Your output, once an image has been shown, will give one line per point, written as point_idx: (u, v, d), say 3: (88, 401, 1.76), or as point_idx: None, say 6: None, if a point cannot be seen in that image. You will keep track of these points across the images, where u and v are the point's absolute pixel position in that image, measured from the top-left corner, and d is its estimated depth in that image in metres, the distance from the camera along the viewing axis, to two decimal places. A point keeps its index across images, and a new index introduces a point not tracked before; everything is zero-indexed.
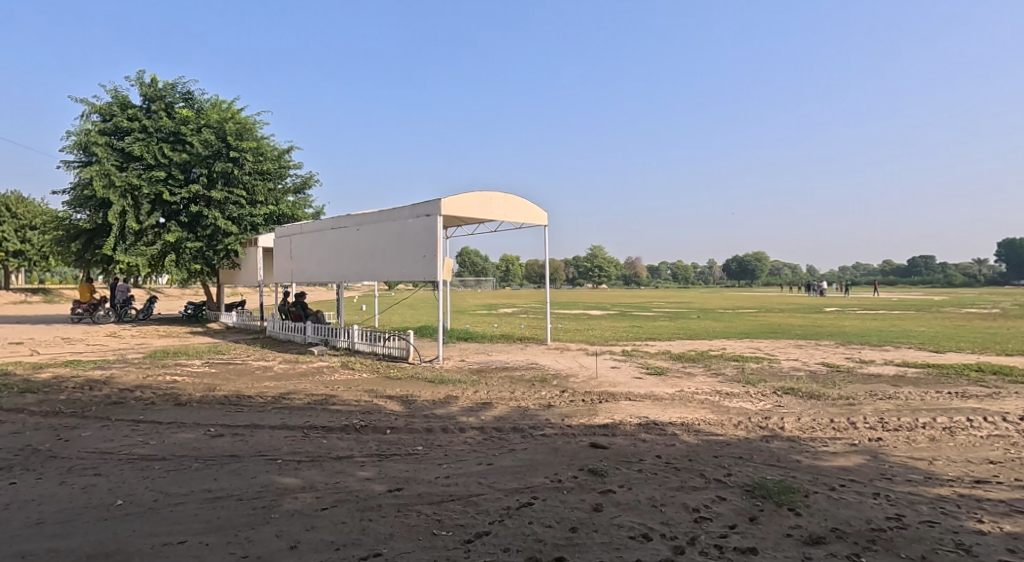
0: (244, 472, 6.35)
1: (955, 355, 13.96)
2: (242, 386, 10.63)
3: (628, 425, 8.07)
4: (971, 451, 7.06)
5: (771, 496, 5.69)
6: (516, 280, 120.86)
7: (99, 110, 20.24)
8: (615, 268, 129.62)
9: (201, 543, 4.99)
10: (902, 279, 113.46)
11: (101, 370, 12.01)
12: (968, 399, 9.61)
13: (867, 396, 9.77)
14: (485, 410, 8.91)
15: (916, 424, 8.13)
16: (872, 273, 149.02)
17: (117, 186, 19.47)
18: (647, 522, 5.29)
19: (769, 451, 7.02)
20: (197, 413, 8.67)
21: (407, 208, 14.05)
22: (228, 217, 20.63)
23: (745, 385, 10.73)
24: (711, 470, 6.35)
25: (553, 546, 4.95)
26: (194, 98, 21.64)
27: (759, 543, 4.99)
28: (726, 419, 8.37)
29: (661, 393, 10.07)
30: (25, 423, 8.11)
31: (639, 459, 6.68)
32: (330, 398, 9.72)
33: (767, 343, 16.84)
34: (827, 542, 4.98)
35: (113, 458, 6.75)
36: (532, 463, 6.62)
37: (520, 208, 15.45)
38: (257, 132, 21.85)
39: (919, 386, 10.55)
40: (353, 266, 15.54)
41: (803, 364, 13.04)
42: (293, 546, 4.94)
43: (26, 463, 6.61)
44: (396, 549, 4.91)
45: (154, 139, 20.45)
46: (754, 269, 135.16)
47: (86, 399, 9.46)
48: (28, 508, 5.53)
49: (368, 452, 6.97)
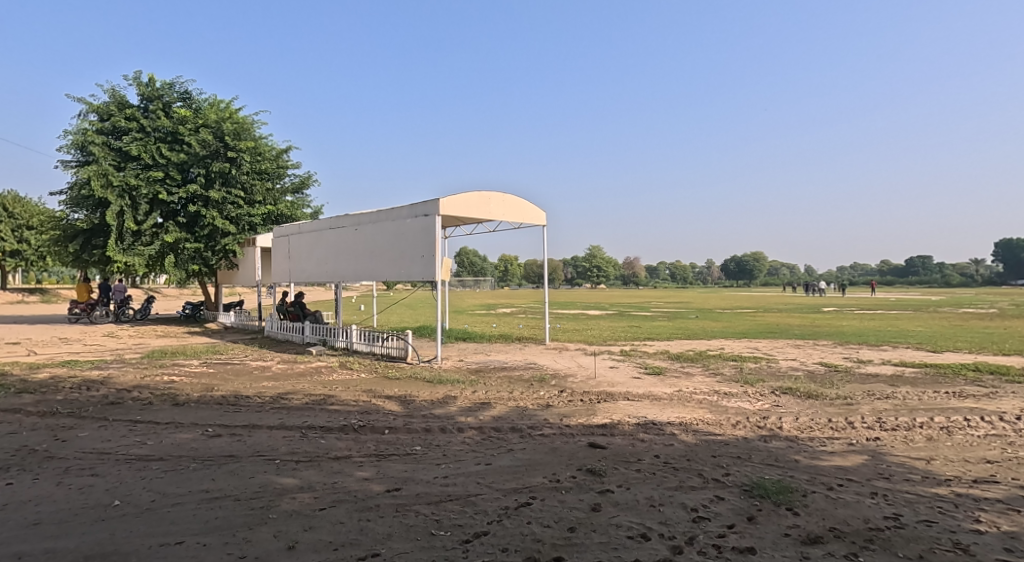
0: (241, 472, 6.35)
1: (953, 355, 13.97)
2: (240, 386, 10.63)
3: (627, 425, 8.07)
4: (969, 452, 7.07)
5: (769, 496, 5.70)
6: (514, 280, 121.37)
7: (97, 109, 20.20)
8: (614, 268, 129.76)
9: (200, 544, 4.99)
10: (901, 279, 113.59)
11: (99, 370, 12.02)
12: (966, 399, 9.61)
13: (865, 396, 9.78)
14: (484, 410, 8.90)
15: (915, 423, 8.14)
16: (870, 273, 149.15)
17: (116, 186, 19.45)
18: (646, 522, 5.30)
19: (767, 451, 7.03)
20: (196, 413, 8.68)
21: (407, 208, 14.02)
22: (227, 217, 20.60)
23: (743, 385, 10.74)
24: (710, 470, 6.35)
25: (551, 546, 4.95)
26: (192, 98, 21.60)
27: (757, 543, 4.99)
28: (725, 419, 8.38)
29: (659, 393, 10.09)
30: (22, 423, 8.11)
31: (637, 459, 6.68)
32: (328, 398, 9.71)
33: (766, 343, 16.84)
34: (825, 542, 4.98)
35: (110, 458, 6.75)
36: (531, 463, 6.62)
37: (519, 207, 15.43)
38: (256, 132, 21.84)
39: (917, 386, 10.56)
40: (352, 266, 15.50)
41: (802, 364, 13.04)
42: (291, 546, 4.94)
43: (24, 463, 6.61)
44: (395, 549, 4.91)
45: (152, 139, 20.42)
46: (753, 269, 135.02)
47: (85, 399, 9.46)
48: (26, 508, 5.54)
49: (366, 452, 6.97)
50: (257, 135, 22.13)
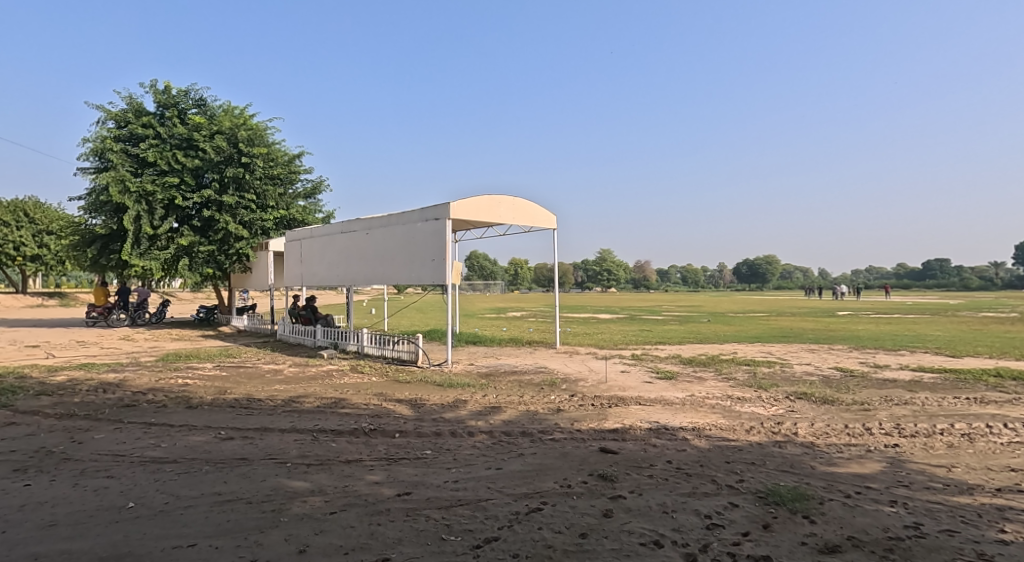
0: (253, 476, 6.32)
1: (970, 360, 13.76)
2: (252, 389, 10.63)
3: (639, 430, 7.98)
4: (991, 459, 6.92)
5: (784, 503, 5.59)
6: (525, 284, 121.61)
7: (115, 116, 20.38)
8: (625, 271, 130.19)
9: (211, 546, 4.95)
10: (915, 281, 114.71)
11: (117, 372, 12.18)
12: (987, 405, 9.44)
13: (883, 402, 9.63)
14: (495, 414, 8.84)
15: (934, 429, 7.98)
16: (886, 276, 149.12)
17: (133, 191, 19.58)
18: (658, 528, 5.21)
19: (783, 457, 6.92)
20: (210, 416, 8.68)
21: (417, 212, 14.00)
22: (239, 222, 20.66)
23: (757, 390, 10.59)
24: (723, 476, 6.25)
25: (562, 552, 4.88)
26: (207, 105, 21.71)
27: (772, 551, 4.90)
28: (739, 425, 8.26)
29: (672, 398, 9.97)
30: (40, 424, 8.18)
31: (649, 465, 6.59)
32: (339, 402, 9.66)
33: (779, 347, 16.70)
34: (843, 551, 4.88)
35: (125, 460, 6.74)
36: (541, 468, 6.55)
37: (529, 211, 15.37)
38: (269, 138, 21.90)
39: (936, 391, 10.39)
40: (363, 268, 15.54)
41: (817, 368, 12.89)
42: (302, 549, 4.90)
43: (41, 464, 6.61)
44: (405, 554, 4.85)
45: (168, 146, 20.50)
46: (765, 271, 135.05)
47: (100, 401, 9.51)
48: (42, 509, 5.52)
49: (377, 456, 6.91)
50: (271, 141, 22.19)
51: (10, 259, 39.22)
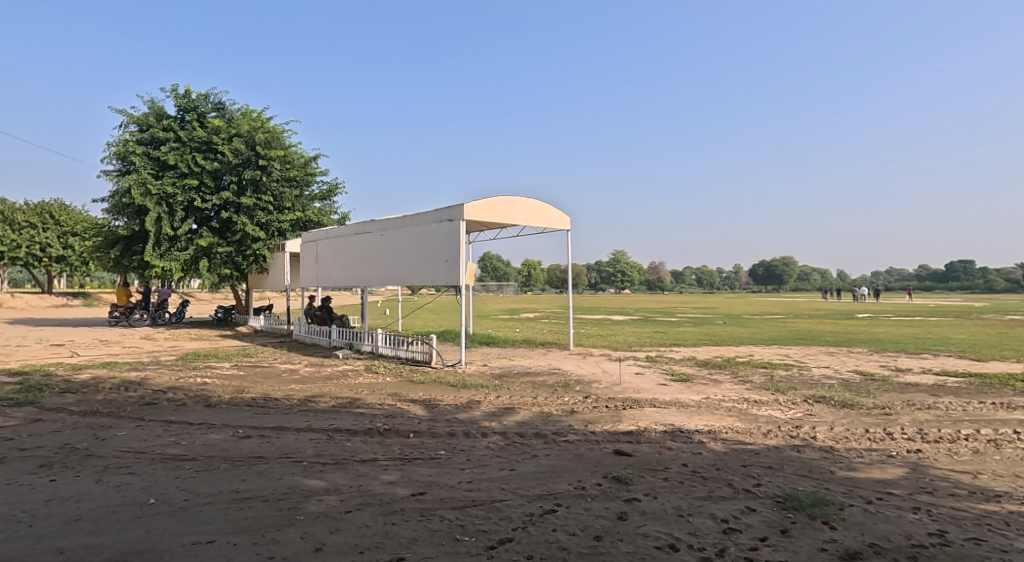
0: (270, 474, 6.32)
1: (996, 364, 13.48)
2: (269, 389, 10.67)
3: (654, 433, 7.89)
4: (1017, 466, 6.76)
5: (804, 508, 5.49)
6: (539, 285, 121.61)
7: (137, 120, 20.63)
8: (639, 273, 129.75)
9: (229, 543, 4.94)
10: (934, 283, 115.36)
11: (137, 371, 12.27)
12: (1013, 410, 9.24)
13: (904, 406, 9.46)
14: (509, 415, 8.78)
15: (959, 435, 7.82)
16: (905, 277, 148.40)
17: (154, 194, 19.79)
18: (675, 532, 5.13)
19: (801, 461, 6.81)
20: (228, 414, 8.71)
21: (431, 213, 13.98)
22: (256, 223, 20.77)
23: (774, 393, 10.45)
24: (740, 480, 6.16)
25: (577, 555, 4.81)
26: (226, 108, 21.89)
27: (791, 556, 4.81)
28: (756, 428, 8.15)
29: (687, 400, 9.88)
30: (64, 421, 8.25)
31: (665, 467, 6.51)
32: (354, 401, 9.65)
33: (798, 350, 16.48)
34: (864, 558, 4.78)
35: (146, 457, 6.77)
36: (555, 470, 6.49)
37: (542, 212, 15.31)
38: (286, 141, 22.02)
39: (960, 396, 10.19)
40: (377, 269, 15.56)
41: (836, 371, 12.71)
42: (317, 547, 4.88)
43: (65, 460, 6.66)
44: (419, 554, 4.81)
45: (188, 148, 20.68)
46: (782, 273, 134.35)
47: (122, 399, 9.57)
48: (67, 504, 5.55)
49: (392, 456, 6.89)
50: (288, 144, 22.31)
51: (36, 259, 39.85)
